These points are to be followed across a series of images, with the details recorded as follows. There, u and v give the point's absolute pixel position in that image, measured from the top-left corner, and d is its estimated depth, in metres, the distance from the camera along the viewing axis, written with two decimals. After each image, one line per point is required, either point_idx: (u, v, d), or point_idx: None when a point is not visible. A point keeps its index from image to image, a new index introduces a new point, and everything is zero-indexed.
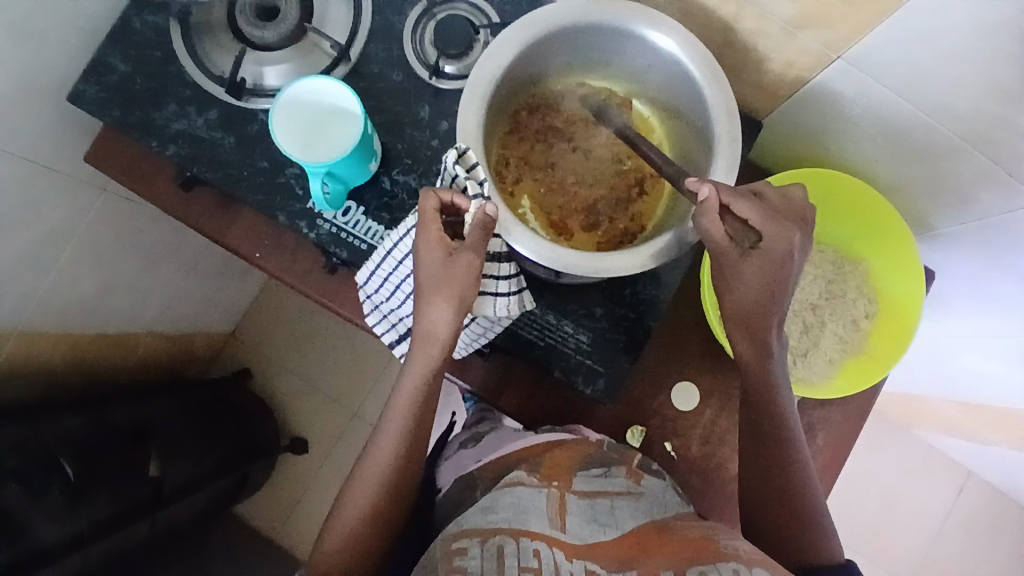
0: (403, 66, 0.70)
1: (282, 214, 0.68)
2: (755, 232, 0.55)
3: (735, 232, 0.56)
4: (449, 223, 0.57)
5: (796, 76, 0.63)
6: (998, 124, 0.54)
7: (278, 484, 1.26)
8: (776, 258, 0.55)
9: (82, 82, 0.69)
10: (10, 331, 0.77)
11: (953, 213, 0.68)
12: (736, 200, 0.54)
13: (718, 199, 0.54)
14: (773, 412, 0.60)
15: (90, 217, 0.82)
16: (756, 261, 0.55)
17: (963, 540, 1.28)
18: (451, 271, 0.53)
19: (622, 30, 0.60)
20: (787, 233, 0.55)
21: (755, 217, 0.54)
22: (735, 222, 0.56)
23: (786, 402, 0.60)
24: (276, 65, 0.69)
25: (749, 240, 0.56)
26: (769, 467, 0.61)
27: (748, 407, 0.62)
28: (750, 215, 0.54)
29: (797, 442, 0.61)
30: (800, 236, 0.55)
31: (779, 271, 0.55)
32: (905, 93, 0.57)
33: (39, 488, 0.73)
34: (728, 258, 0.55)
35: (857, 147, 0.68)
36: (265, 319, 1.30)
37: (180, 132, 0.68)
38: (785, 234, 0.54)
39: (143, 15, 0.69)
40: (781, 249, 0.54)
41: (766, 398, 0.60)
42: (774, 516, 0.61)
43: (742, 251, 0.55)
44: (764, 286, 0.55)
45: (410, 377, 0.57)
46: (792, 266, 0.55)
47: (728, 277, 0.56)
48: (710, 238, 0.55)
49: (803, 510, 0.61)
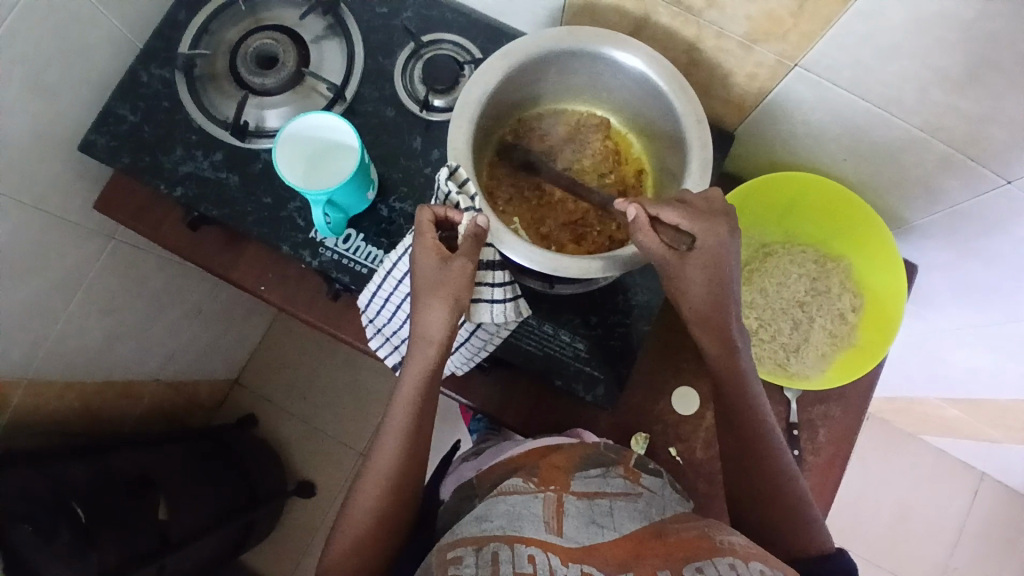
0: (394, 102, 0.75)
1: (286, 245, 0.72)
2: (687, 235, 0.58)
3: (671, 238, 0.58)
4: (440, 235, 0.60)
5: (759, 87, 0.67)
6: (947, 111, 0.58)
7: (287, 531, 1.25)
8: (713, 257, 0.57)
9: (94, 132, 0.73)
10: (22, 376, 0.79)
11: (921, 204, 0.71)
12: (664, 210, 0.57)
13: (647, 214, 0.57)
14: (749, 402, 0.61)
15: (99, 264, 0.86)
16: (696, 263, 0.57)
17: (982, 547, 1.28)
18: (447, 275, 0.56)
19: (594, 54, 0.64)
20: (713, 229, 0.57)
21: (684, 221, 0.56)
22: (670, 231, 0.59)
23: (757, 392, 0.61)
24: (277, 108, 0.74)
25: (684, 244, 0.58)
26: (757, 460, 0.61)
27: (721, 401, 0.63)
28: (678, 220, 0.57)
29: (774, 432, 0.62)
30: (728, 229, 0.57)
31: (716, 266, 0.57)
32: (860, 93, 0.61)
33: (49, 530, 0.73)
34: (671, 266, 0.58)
35: (824, 150, 0.72)
36: (270, 366, 1.32)
37: (187, 174, 0.73)
38: (710, 231, 0.57)
39: (151, 69, 0.75)
40: (713, 246, 0.57)
41: (732, 390, 0.61)
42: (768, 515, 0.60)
43: (681, 255, 0.58)
44: (710, 286, 0.58)
45: (407, 383, 0.59)
46: (730, 262, 0.58)
47: (675, 284, 0.59)
48: (649, 253, 0.58)
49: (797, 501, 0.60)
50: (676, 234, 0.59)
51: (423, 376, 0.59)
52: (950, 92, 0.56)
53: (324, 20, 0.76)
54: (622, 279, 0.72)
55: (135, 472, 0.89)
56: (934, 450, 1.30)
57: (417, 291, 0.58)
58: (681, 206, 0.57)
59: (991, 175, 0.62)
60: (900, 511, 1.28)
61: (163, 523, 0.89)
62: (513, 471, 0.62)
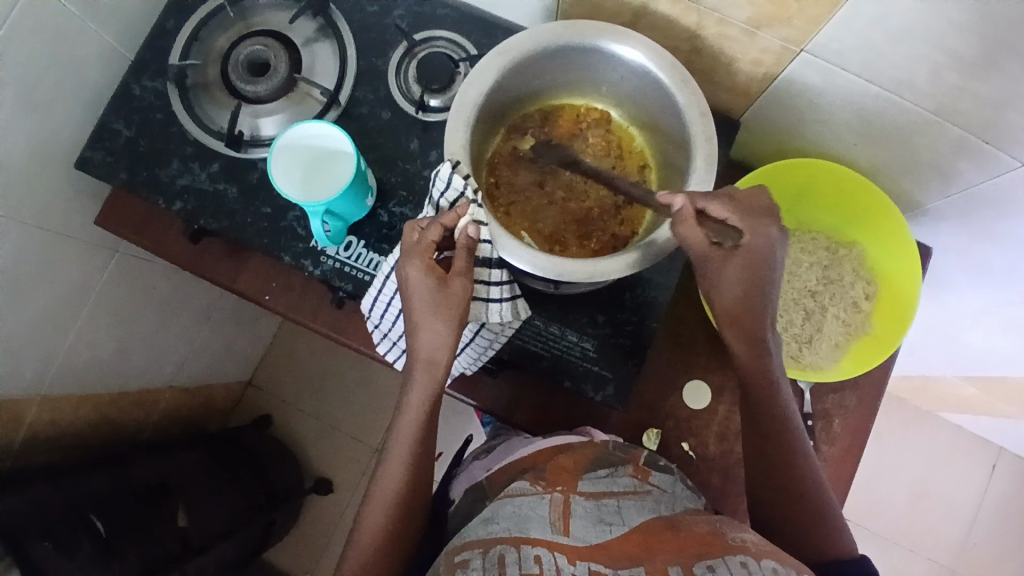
0: (390, 104, 0.74)
1: (287, 254, 0.71)
2: (734, 230, 0.56)
3: (716, 233, 0.57)
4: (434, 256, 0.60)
5: (764, 73, 0.65)
6: (961, 94, 0.56)
7: (306, 527, 1.26)
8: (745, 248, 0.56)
9: (90, 148, 0.73)
10: (35, 393, 0.80)
11: (935, 187, 0.69)
12: (711, 202, 0.55)
13: (694, 208, 0.55)
14: (775, 410, 0.59)
15: (104, 278, 0.85)
16: (740, 260, 0.56)
17: (1001, 522, 1.27)
18: (442, 295, 0.56)
19: (593, 48, 0.62)
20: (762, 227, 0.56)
21: (733, 217, 0.55)
22: (715, 225, 0.57)
23: (786, 397, 0.59)
24: (271, 116, 0.73)
25: (729, 237, 0.57)
26: (775, 462, 0.60)
27: (745, 399, 0.61)
28: (726, 214, 0.55)
29: (802, 440, 0.60)
30: (777, 231, 0.56)
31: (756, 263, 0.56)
32: (869, 77, 0.59)
33: (71, 545, 0.74)
34: (714, 262, 0.56)
35: (833, 135, 0.70)
36: (282, 365, 1.33)
37: (186, 187, 0.72)
38: (763, 230, 0.55)
39: (143, 81, 0.74)
40: (750, 243, 0.55)
41: (759, 388, 0.59)
42: (781, 512, 0.60)
43: (727, 252, 0.56)
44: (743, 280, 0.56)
45: (407, 404, 0.59)
46: (775, 260, 0.56)
47: (713, 279, 0.57)
48: (694, 248, 0.56)
49: (813, 504, 0.59)
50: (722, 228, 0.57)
51: (427, 397, 0.58)
52: (964, 75, 0.54)
53: (315, 22, 0.75)
54: (629, 276, 0.71)
55: (153, 481, 0.90)
56: (951, 426, 1.29)
57: (411, 309, 0.57)
58: (715, 201, 0.55)
59: (1006, 158, 0.60)
60: (917, 489, 1.27)
61: (183, 529, 0.90)
62: (523, 472, 0.61)
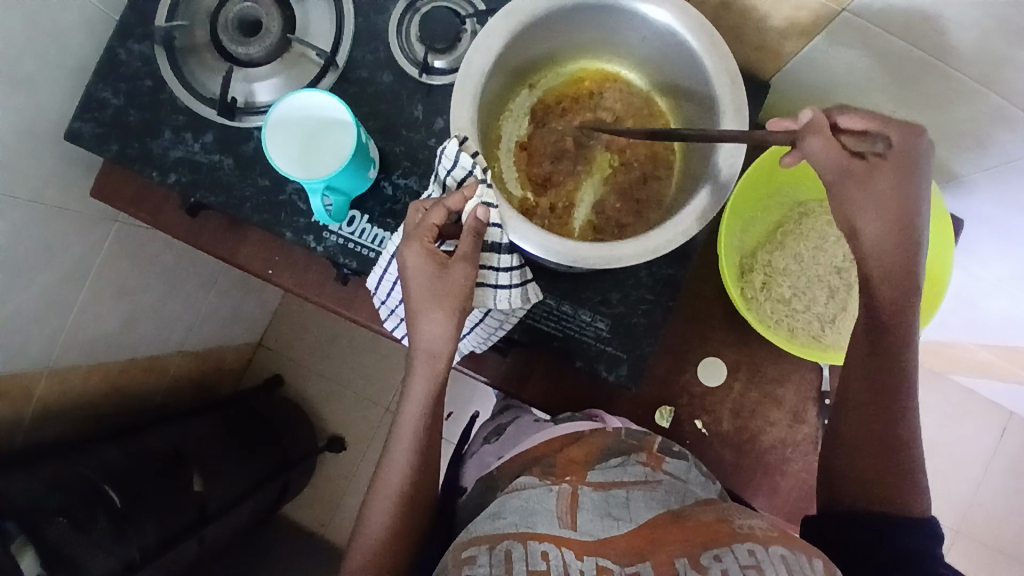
0: (392, 66, 0.69)
1: (289, 231, 0.68)
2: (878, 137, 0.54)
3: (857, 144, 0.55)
4: (439, 243, 0.56)
5: (798, 33, 0.59)
6: (1010, 63, 0.51)
7: (319, 481, 1.28)
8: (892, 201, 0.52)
9: (78, 120, 0.69)
10: (44, 369, 0.80)
11: (971, 157, 0.65)
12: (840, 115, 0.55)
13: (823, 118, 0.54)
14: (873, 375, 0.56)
15: (104, 250, 0.83)
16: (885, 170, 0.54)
17: (1005, 479, 1.27)
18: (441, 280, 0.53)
19: (613, 6, 0.57)
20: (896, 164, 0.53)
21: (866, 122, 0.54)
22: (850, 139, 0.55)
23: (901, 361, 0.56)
24: (265, 80, 0.68)
25: (877, 146, 0.54)
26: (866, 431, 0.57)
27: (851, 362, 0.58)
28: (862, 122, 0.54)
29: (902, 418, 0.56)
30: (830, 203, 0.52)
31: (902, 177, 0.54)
32: (913, 40, 0.53)
33: (84, 521, 0.73)
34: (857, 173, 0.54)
35: (868, 100, 0.64)
36: (290, 325, 1.33)
37: (180, 160, 0.68)
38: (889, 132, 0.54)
39: (129, 45, 0.69)
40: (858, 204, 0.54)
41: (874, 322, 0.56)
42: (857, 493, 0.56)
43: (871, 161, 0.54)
44: None
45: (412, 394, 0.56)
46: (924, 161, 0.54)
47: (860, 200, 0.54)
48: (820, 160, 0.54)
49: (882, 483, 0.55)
50: (873, 131, 0.54)
51: (429, 388, 0.56)
52: (1016, 45, 0.49)
53: None
54: None
55: (167, 451, 0.90)
56: (962, 388, 1.26)
57: (410, 295, 0.54)
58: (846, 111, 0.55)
59: None
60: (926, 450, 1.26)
61: (199, 495, 0.90)
62: (534, 462, 0.59)
